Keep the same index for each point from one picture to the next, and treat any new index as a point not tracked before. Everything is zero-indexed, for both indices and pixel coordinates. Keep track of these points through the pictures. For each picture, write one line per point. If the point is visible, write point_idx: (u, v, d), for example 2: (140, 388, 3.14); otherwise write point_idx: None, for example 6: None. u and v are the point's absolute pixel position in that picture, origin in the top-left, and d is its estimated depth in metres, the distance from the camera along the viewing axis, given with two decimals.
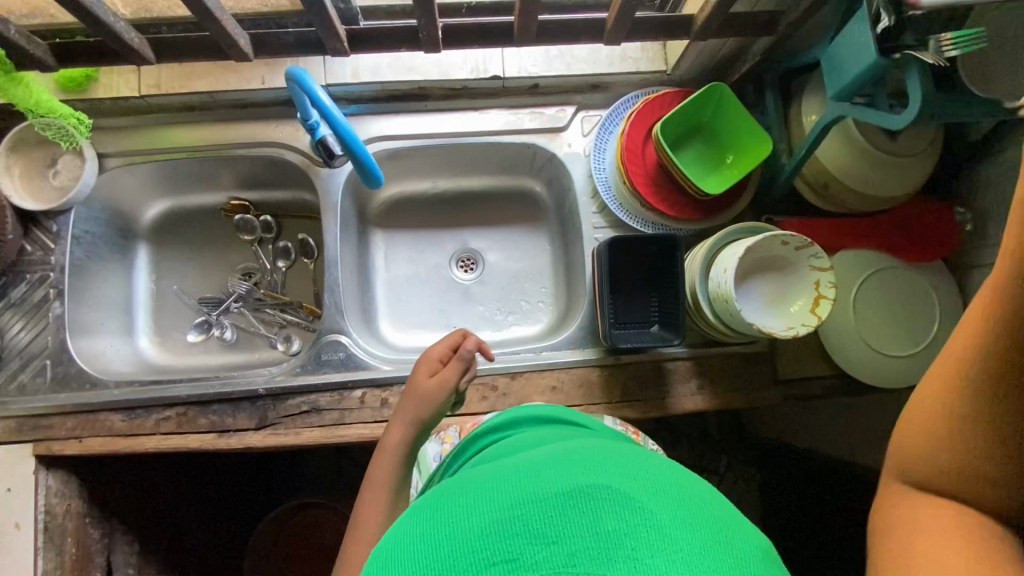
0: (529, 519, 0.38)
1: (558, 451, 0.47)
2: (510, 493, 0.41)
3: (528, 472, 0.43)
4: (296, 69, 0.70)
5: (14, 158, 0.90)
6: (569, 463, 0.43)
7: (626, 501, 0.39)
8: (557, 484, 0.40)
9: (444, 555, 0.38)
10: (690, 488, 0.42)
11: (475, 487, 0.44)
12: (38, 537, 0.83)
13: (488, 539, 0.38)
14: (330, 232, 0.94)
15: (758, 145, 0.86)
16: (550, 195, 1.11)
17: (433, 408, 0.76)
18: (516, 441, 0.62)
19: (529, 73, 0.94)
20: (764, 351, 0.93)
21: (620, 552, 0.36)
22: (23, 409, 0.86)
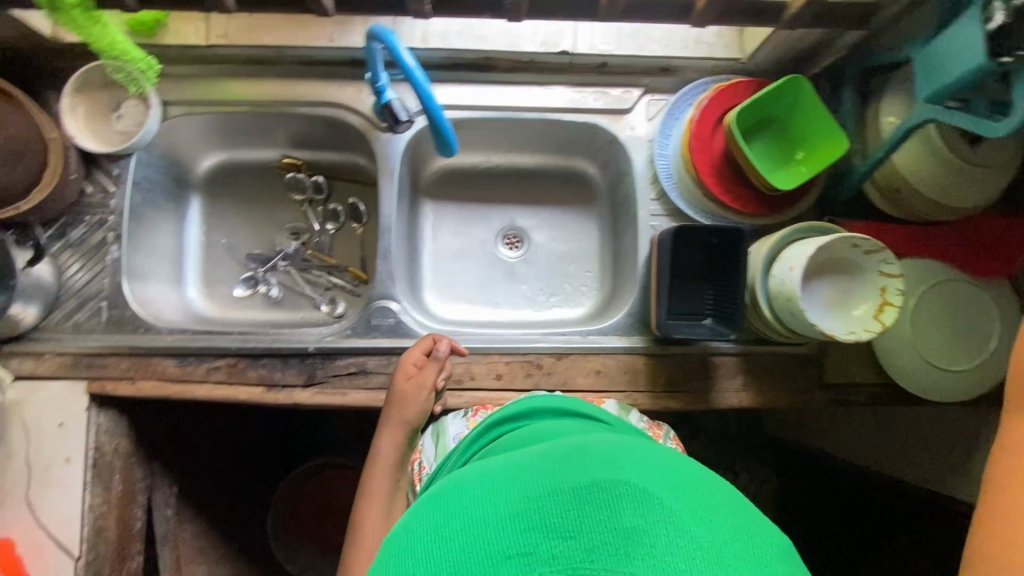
0: (546, 516, 0.40)
1: (573, 446, 0.49)
2: (524, 488, 0.43)
3: (542, 467, 0.45)
4: (380, 26, 0.70)
5: (78, 99, 0.90)
6: (583, 460, 0.45)
7: (641, 497, 0.41)
8: (572, 481, 0.42)
9: (462, 549, 0.40)
10: (705, 486, 0.44)
11: (489, 481, 0.46)
12: (87, 472, 0.86)
13: (505, 535, 0.40)
14: (387, 198, 0.93)
15: (832, 144, 0.84)
16: (604, 179, 1.09)
17: (416, 411, 0.83)
18: (532, 431, 0.64)
19: (600, 50, 0.92)
20: (812, 353, 0.92)
21: (638, 547, 0.38)
22: (79, 347, 0.87)
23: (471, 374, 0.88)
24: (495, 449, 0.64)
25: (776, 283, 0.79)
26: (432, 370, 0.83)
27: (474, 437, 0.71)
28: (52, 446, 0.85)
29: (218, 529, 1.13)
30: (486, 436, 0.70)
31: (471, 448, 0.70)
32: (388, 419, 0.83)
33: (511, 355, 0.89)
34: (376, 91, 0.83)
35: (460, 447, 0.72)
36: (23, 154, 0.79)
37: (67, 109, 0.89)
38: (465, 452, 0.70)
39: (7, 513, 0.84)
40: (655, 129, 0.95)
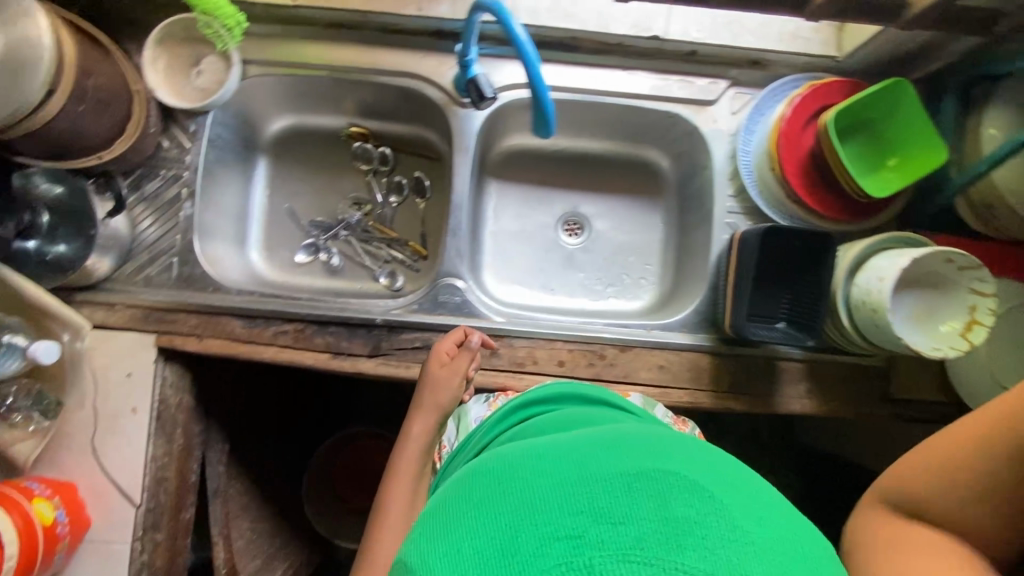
0: (596, 500, 0.39)
1: (614, 436, 0.48)
2: (574, 472, 0.42)
3: (586, 454, 0.45)
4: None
5: (160, 52, 0.89)
6: (629, 451, 0.45)
7: (691, 490, 0.40)
8: (619, 469, 0.42)
9: (513, 531, 0.39)
10: (750, 490, 0.44)
11: (534, 464, 0.46)
12: (151, 423, 0.87)
13: (556, 516, 0.39)
14: (460, 174, 0.92)
15: (931, 153, 0.81)
16: (675, 171, 1.06)
17: (446, 396, 0.80)
18: (561, 418, 0.64)
19: (692, 38, 0.89)
20: (879, 366, 0.91)
21: (690, 538, 0.37)
22: (150, 300, 0.88)
23: (533, 359, 0.87)
24: (521, 432, 0.64)
25: (861, 292, 0.77)
26: (464, 360, 0.81)
27: (499, 417, 0.72)
28: (119, 395, 0.87)
29: (261, 487, 1.16)
30: (511, 419, 0.70)
31: (495, 428, 0.70)
32: (417, 404, 0.80)
33: (575, 344, 0.88)
34: (464, 65, 0.82)
35: (488, 426, 0.72)
36: (111, 103, 0.78)
37: (148, 61, 0.88)
38: (493, 428, 0.71)
39: (73, 458, 0.86)
40: (739, 124, 0.93)
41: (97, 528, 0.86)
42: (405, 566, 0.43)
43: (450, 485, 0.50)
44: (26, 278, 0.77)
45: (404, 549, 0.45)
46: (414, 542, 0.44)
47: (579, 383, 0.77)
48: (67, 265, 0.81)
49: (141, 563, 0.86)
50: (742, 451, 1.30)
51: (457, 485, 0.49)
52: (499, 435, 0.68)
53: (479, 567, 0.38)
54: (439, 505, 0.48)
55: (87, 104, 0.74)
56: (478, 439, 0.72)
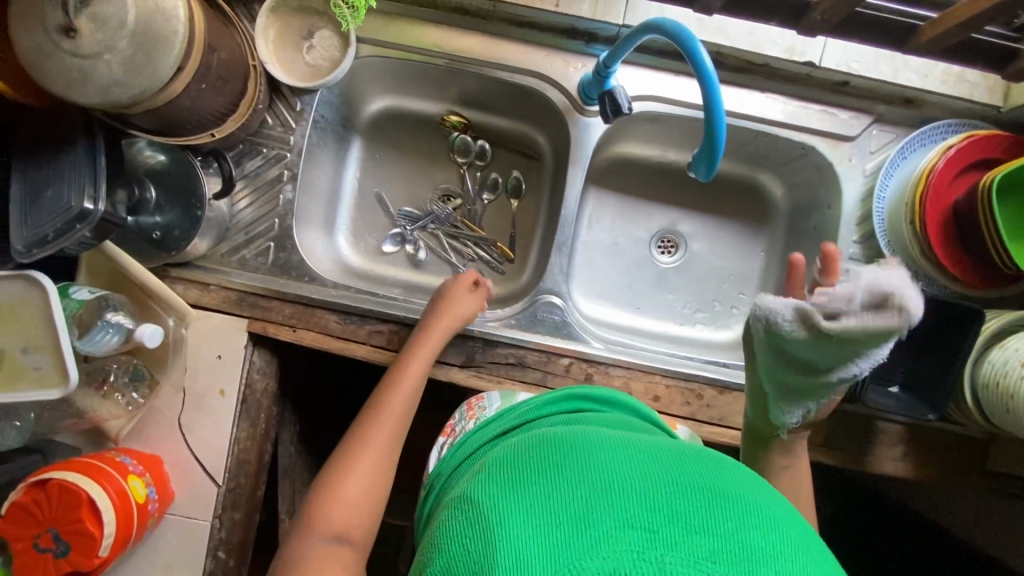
0: (675, 505, 0.41)
1: (690, 452, 0.49)
2: (655, 474, 0.44)
3: (666, 462, 0.46)
4: (674, 22, 0.63)
5: (272, 21, 0.84)
6: (707, 472, 0.46)
7: (768, 524, 0.41)
8: (700, 484, 0.43)
9: (589, 507, 0.41)
10: (820, 545, 0.43)
11: (613, 454, 0.47)
12: (237, 407, 0.86)
13: (633, 507, 0.41)
14: (572, 187, 0.88)
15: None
16: (788, 202, 1.01)
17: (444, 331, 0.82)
18: (617, 421, 0.64)
19: (848, 69, 0.82)
20: (981, 439, 0.88)
21: (763, 566, 0.38)
22: (245, 284, 0.86)
23: (629, 389, 0.85)
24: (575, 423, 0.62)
25: (995, 370, 0.72)
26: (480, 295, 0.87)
27: (547, 399, 0.70)
28: (207, 376, 0.86)
29: None
30: (563, 409, 0.67)
31: (543, 410, 0.68)
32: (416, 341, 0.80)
33: (673, 379, 0.86)
34: (603, 76, 0.77)
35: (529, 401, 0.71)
36: (229, 80, 0.74)
37: (260, 31, 0.83)
38: (539, 407, 0.69)
39: (159, 432, 0.85)
40: (877, 164, 0.87)
41: (179, 503, 0.86)
42: (468, 505, 0.45)
43: (517, 448, 0.52)
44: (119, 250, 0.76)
45: (470, 491, 0.47)
46: (481, 488, 0.47)
47: (625, 395, 0.75)
48: (171, 246, 0.79)
49: (218, 540, 0.86)
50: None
51: (525, 449, 0.51)
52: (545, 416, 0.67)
53: (549, 527, 0.40)
54: (505, 460, 0.51)
55: (209, 82, 0.70)
56: (518, 404, 0.71)
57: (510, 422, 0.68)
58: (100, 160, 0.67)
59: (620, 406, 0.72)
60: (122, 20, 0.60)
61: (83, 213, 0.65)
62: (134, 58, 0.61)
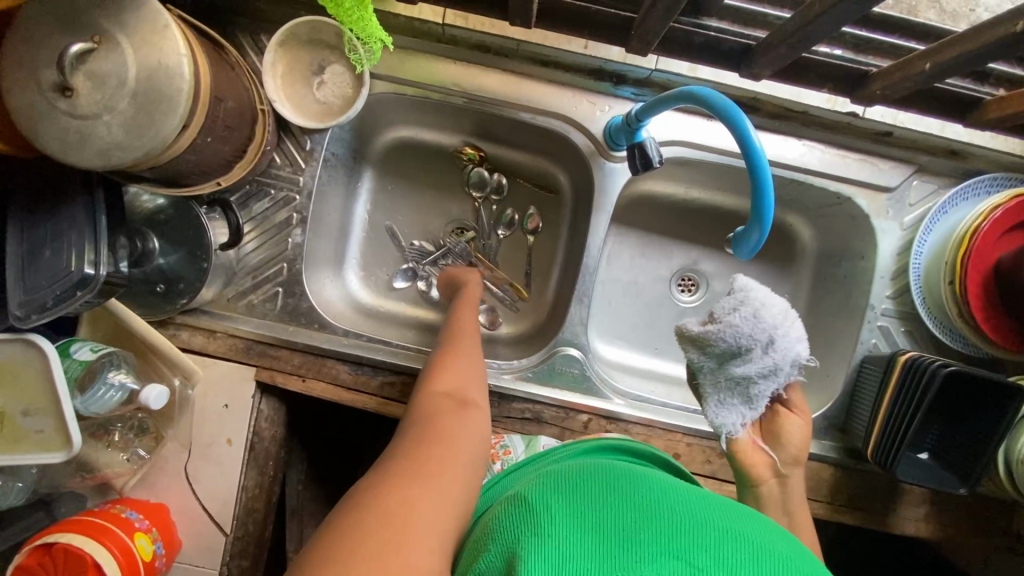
0: (723, 551, 0.44)
1: (738, 508, 0.52)
2: (707, 519, 0.47)
3: (712, 509, 0.49)
4: (697, 88, 0.60)
5: (280, 56, 0.78)
6: (748, 524, 0.49)
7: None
8: (742, 535, 0.46)
9: (643, 533, 0.45)
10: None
11: (667, 495, 0.50)
12: (245, 456, 0.84)
13: (685, 542, 0.44)
14: (595, 234, 0.84)
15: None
16: (816, 245, 0.96)
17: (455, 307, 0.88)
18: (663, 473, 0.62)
19: (891, 120, 0.77)
20: (1009, 501, 0.85)
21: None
22: (252, 331, 0.82)
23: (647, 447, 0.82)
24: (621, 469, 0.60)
25: None
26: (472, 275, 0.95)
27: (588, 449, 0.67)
28: (214, 425, 0.83)
29: None
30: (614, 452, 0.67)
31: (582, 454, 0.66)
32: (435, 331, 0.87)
33: (693, 437, 0.83)
34: (633, 128, 0.73)
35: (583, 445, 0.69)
36: (237, 128, 0.69)
37: (268, 67, 0.77)
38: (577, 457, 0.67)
39: (166, 481, 0.83)
40: (915, 217, 0.83)
41: (187, 551, 0.84)
42: (522, 502, 0.50)
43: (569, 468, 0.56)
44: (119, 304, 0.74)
45: (522, 494, 0.51)
46: (535, 491, 0.51)
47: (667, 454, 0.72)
48: (177, 297, 0.76)
49: None
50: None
51: (576, 469, 0.54)
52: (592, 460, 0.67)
53: (594, 538, 0.44)
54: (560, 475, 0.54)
55: (215, 133, 0.66)
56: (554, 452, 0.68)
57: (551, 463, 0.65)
58: (100, 219, 0.63)
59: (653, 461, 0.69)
60: (123, 78, 0.56)
61: (84, 278, 0.61)
62: (135, 120, 0.57)
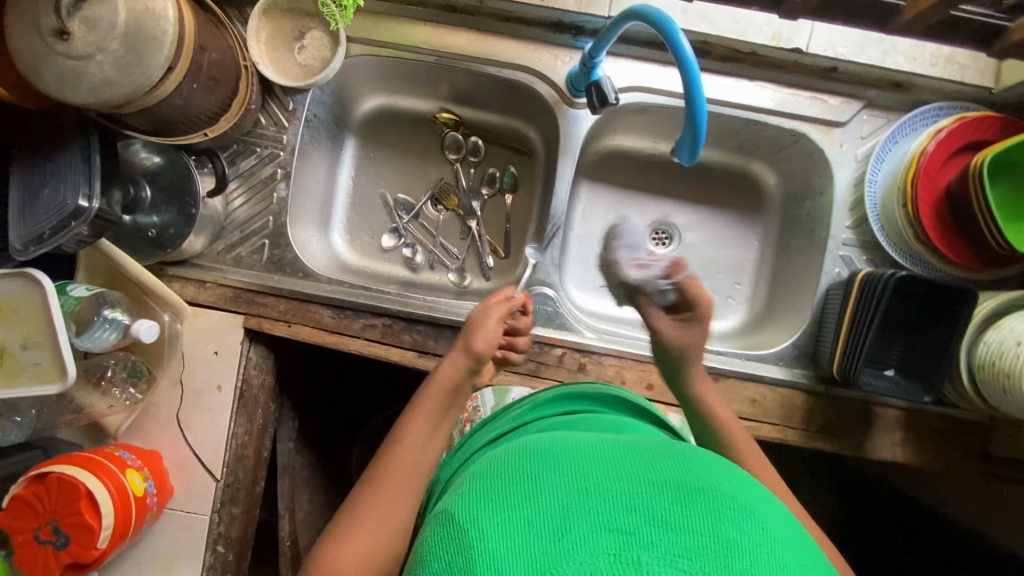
0: (652, 505, 0.41)
1: (662, 452, 0.49)
2: (630, 474, 0.44)
3: (646, 463, 0.47)
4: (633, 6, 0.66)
5: (263, 23, 0.85)
6: (681, 470, 0.46)
7: (739, 514, 0.42)
8: (682, 484, 0.43)
9: (569, 512, 0.41)
10: (795, 533, 0.44)
11: (587, 457, 0.48)
12: (234, 402, 0.87)
13: (611, 507, 0.41)
14: (561, 177, 0.89)
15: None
16: (781, 190, 1.00)
17: (470, 341, 0.72)
18: (610, 421, 0.65)
19: (835, 54, 0.82)
20: (981, 421, 0.87)
21: (737, 562, 0.38)
22: (240, 280, 0.87)
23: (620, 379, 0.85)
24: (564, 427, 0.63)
25: (990, 351, 0.72)
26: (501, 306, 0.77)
27: (541, 403, 0.70)
28: (203, 373, 0.87)
29: (320, 460, 1.18)
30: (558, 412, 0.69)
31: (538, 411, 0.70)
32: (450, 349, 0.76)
33: None
34: (590, 66, 0.77)
35: (543, 391, 0.76)
36: (221, 80, 0.76)
37: (252, 33, 0.84)
38: (533, 411, 0.70)
39: (158, 429, 0.86)
40: (869, 149, 0.87)
41: (178, 497, 0.87)
42: (448, 520, 0.44)
43: (496, 463, 0.52)
44: (104, 246, 0.77)
45: (450, 506, 0.46)
46: (461, 501, 0.46)
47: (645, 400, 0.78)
48: (165, 243, 0.81)
49: (218, 535, 0.87)
50: (785, 471, 1.28)
51: (504, 462, 0.50)
52: (542, 415, 0.68)
53: (526, 537, 0.40)
54: (484, 475, 0.49)
55: (200, 82, 0.72)
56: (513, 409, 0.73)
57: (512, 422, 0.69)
58: (94, 159, 0.69)
59: (611, 403, 0.73)
60: (114, 21, 0.62)
61: (78, 210, 0.67)
62: (125, 59, 0.63)
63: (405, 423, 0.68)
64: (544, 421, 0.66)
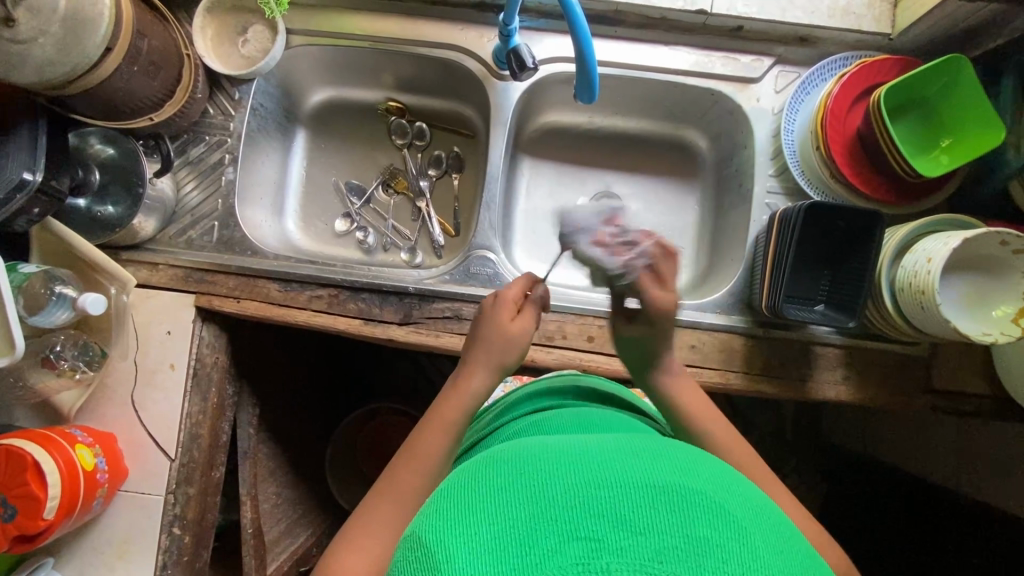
0: (620, 506, 0.38)
1: (632, 446, 0.45)
2: (598, 474, 0.40)
3: (617, 458, 0.43)
4: None
5: (208, 20, 0.92)
6: (651, 463, 0.42)
7: (713, 510, 0.38)
8: (653, 482, 0.39)
9: (537, 526, 0.37)
10: (777, 527, 0.41)
11: (554, 457, 0.43)
12: (188, 380, 0.88)
13: (579, 514, 0.37)
14: (496, 145, 0.94)
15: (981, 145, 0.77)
16: (712, 153, 1.04)
17: (506, 357, 0.72)
18: (581, 417, 0.64)
19: (739, 13, 0.88)
20: (923, 354, 0.87)
21: (711, 560, 0.35)
22: (190, 260, 0.90)
23: (563, 333, 0.89)
24: (538, 427, 0.64)
25: (906, 273, 0.74)
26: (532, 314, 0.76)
27: (518, 406, 0.73)
28: (156, 352, 0.89)
29: (287, 455, 1.18)
30: (530, 408, 0.71)
31: (512, 413, 0.72)
32: (463, 359, 0.73)
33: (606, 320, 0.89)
34: (506, 35, 0.83)
35: (510, 394, 0.79)
36: (162, 66, 0.82)
37: (197, 29, 0.91)
38: (516, 413, 0.71)
39: (113, 410, 0.88)
40: (783, 102, 0.91)
41: (133, 479, 0.87)
42: (412, 540, 0.40)
43: (461, 472, 0.47)
44: (48, 222, 0.81)
45: (415, 524, 0.42)
46: (423, 517, 0.42)
47: (619, 388, 0.80)
48: (115, 224, 0.84)
49: (173, 515, 0.87)
50: None
51: (470, 470, 0.46)
52: (520, 417, 0.70)
53: (491, 552, 0.36)
54: (447, 487, 0.45)
55: (140, 65, 0.79)
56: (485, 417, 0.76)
57: (480, 429, 0.74)
58: (40, 139, 0.73)
59: (582, 393, 0.75)
60: (54, 6, 0.67)
61: (22, 183, 0.71)
62: (66, 40, 0.68)
63: (424, 429, 0.67)
64: (520, 423, 0.67)
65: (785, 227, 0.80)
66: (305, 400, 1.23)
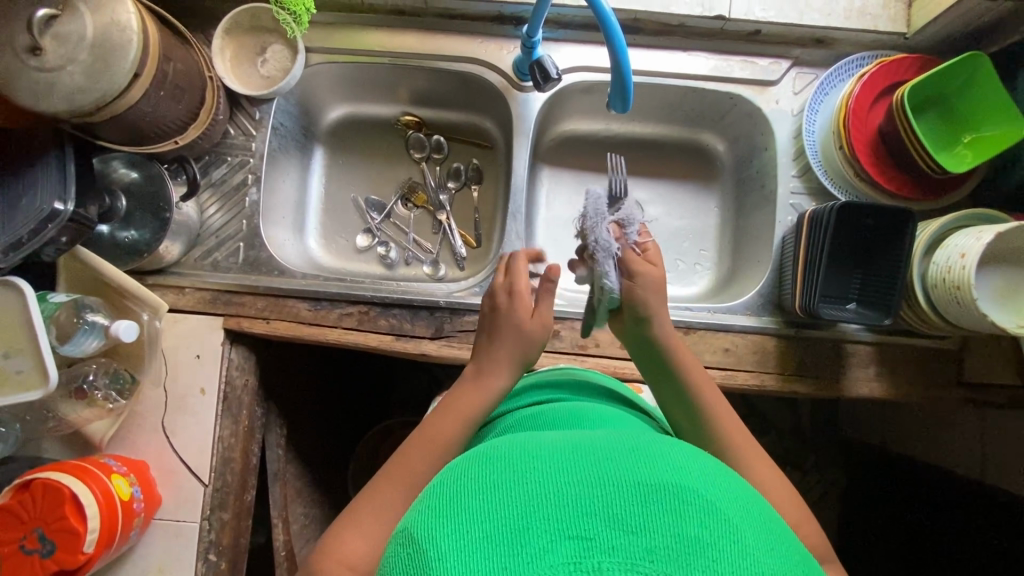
0: (612, 505, 0.37)
1: (628, 442, 0.44)
2: (590, 472, 0.40)
3: (611, 455, 0.42)
4: None
5: (227, 42, 0.92)
6: (645, 459, 0.41)
7: (707, 509, 0.37)
8: (647, 480, 0.39)
9: (527, 524, 0.37)
10: (771, 527, 0.40)
11: (547, 454, 0.43)
12: (218, 404, 0.87)
13: (570, 513, 0.37)
14: (520, 155, 0.95)
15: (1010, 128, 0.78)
16: (731, 155, 1.04)
17: (528, 351, 0.71)
18: (577, 410, 0.64)
19: (756, 17, 0.89)
20: (952, 348, 0.88)
21: (702, 559, 0.35)
22: (217, 283, 0.90)
23: (596, 341, 0.89)
24: (541, 422, 0.63)
25: (939, 269, 0.75)
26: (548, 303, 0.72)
27: (518, 396, 0.72)
28: (186, 376, 0.87)
29: (314, 474, 1.17)
30: (533, 401, 0.70)
31: (512, 404, 0.71)
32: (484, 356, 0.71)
33: None
34: (530, 47, 0.84)
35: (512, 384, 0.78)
36: (187, 89, 0.82)
37: (217, 51, 0.91)
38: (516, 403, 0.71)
39: (145, 438, 0.86)
40: (803, 103, 0.92)
41: (167, 507, 0.86)
42: (403, 536, 0.40)
43: (455, 464, 0.47)
44: (77, 251, 0.81)
45: (407, 518, 0.42)
46: (415, 512, 0.41)
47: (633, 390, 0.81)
48: (143, 248, 0.84)
49: (209, 542, 0.86)
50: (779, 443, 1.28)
51: (463, 463, 0.46)
52: (521, 406, 0.70)
53: (481, 550, 0.36)
54: (436, 482, 0.44)
55: (166, 90, 0.78)
56: None
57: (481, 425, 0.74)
58: (69, 167, 0.73)
59: (594, 389, 0.74)
60: (83, 34, 0.67)
61: (54, 213, 0.71)
62: (94, 67, 0.68)
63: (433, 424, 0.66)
64: (522, 415, 0.66)
65: (816, 229, 0.80)
66: (328, 418, 1.22)
